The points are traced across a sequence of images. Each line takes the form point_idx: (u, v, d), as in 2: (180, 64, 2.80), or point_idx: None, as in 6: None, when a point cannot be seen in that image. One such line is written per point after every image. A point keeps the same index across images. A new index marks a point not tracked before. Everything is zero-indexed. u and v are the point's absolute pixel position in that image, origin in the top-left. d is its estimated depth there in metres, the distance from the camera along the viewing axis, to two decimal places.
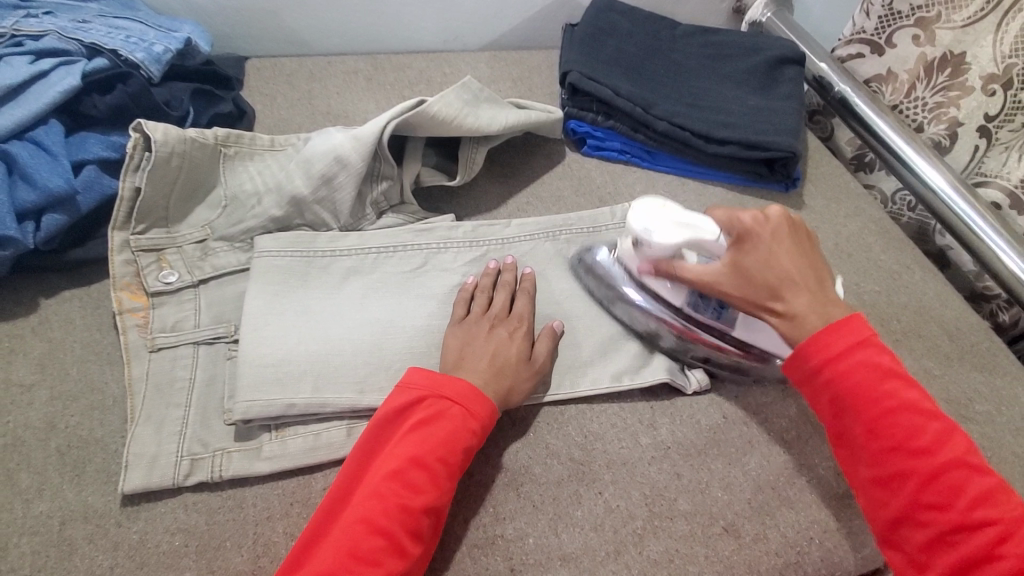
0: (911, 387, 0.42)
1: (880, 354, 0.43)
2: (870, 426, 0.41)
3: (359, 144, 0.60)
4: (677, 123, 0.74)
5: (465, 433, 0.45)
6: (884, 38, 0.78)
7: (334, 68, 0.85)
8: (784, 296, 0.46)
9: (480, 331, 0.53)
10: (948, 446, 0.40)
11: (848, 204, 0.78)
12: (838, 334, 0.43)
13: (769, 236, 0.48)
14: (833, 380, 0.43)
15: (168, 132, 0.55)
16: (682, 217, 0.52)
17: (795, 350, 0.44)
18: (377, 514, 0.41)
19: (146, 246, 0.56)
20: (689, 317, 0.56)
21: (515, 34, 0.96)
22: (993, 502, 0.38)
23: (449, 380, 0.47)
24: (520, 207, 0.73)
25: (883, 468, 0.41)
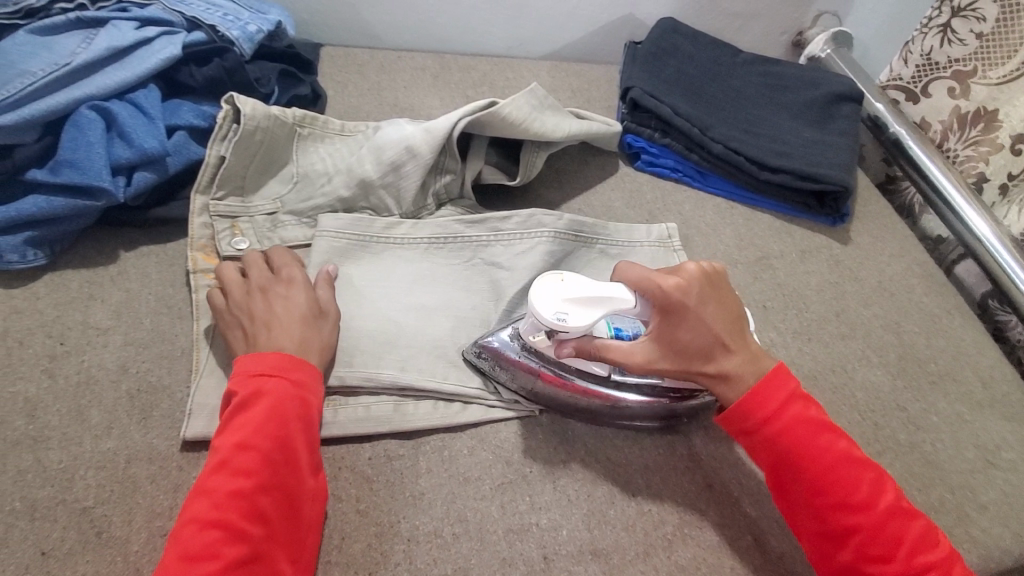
0: (841, 439, 0.46)
1: (811, 410, 0.47)
2: (814, 483, 0.44)
3: (430, 136, 0.63)
4: (732, 147, 0.76)
5: (286, 406, 0.44)
6: (919, 87, 0.84)
7: (403, 63, 0.88)
8: (723, 362, 0.48)
9: (253, 300, 0.51)
10: (880, 496, 0.44)
11: (893, 243, 0.79)
12: (773, 393, 0.46)
13: (699, 295, 0.49)
14: (777, 439, 0.46)
15: (256, 107, 0.59)
16: (583, 295, 0.47)
17: (737, 411, 0.47)
18: (207, 510, 0.39)
19: (223, 212, 0.59)
20: (619, 384, 0.52)
21: (578, 46, 0.98)
22: (923, 545, 0.43)
23: (263, 356, 0.46)
24: (572, 213, 0.74)
25: (829, 525, 0.44)
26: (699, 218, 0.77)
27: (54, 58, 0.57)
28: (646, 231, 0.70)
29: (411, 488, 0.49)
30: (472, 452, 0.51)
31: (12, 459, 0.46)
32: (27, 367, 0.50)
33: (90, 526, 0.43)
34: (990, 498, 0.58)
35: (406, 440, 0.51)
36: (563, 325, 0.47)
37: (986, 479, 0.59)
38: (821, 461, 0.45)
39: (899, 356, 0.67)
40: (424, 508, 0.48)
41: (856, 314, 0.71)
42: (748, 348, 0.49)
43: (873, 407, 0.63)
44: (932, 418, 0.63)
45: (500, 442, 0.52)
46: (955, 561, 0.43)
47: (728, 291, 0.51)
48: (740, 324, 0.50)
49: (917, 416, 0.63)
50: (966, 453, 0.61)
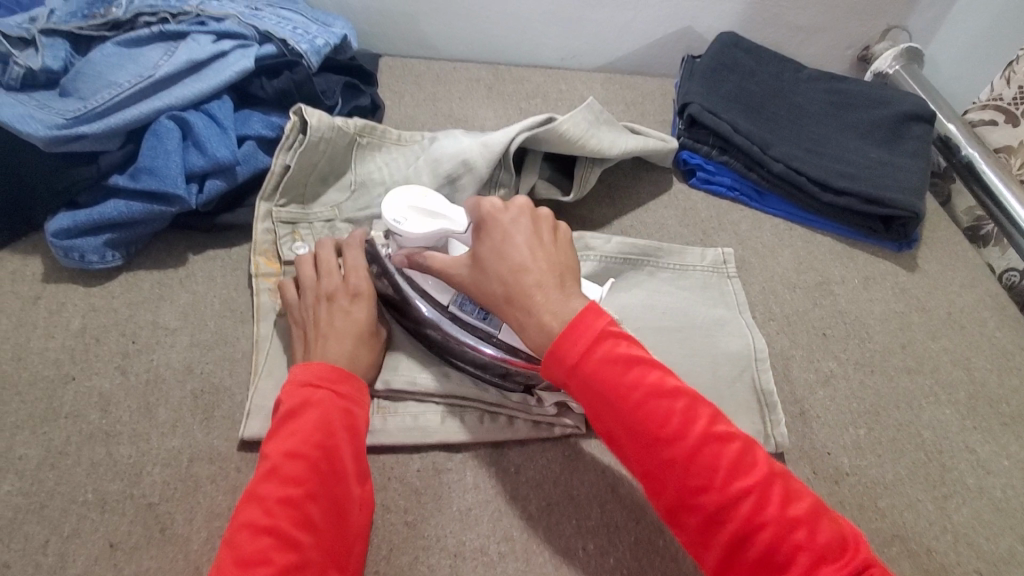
0: (655, 370, 0.42)
1: (622, 346, 0.42)
2: (629, 425, 0.41)
3: (487, 150, 0.63)
4: (794, 166, 0.74)
5: (332, 416, 0.45)
6: (1020, 109, 0.79)
7: (458, 73, 0.90)
8: (526, 295, 0.46)
9: (315, 312, 0.52)
10: (691, 424, 0.40)
11: (964, 272, 0.75)
12: (579, 333, 0.42)
13: (504, 233, 0.49)
14: (586, 383, 0.42)
15: (322, 119, 0.61)
16: (430, 209, 0.55)
17: (549, 357, 0.43)
18: (258, 516, 0.39)
19: (285, 219, 0.61)
20: (456, 317, 0.52)
21: (633, 59, 0.97)
22: (740, 468, 0.38)
23: (311, 367, 0.47)
24: (623, 229, 0.73)
25: (651, 464, 0.40)
26: (756, 239, 0.75)
27: (138, 70, 0.60)
28: (699, 254, 0.69)
29: (458, 503, 0.49)
30: (519, 470, 0.51)
31: (86, 452, 0.48)
32: (101, 364, 0.53)
33: (155, 522, 0.45)
34: None
35: (455, 453, 0.52)
36: (398, 227, 0.54)
37: None
38: (628, 399, 0.41)
39: (968, 395, 0.64)
40: (471, 524, 0.48)
41: (922, 347, 0.67)
42: (561, 288, 0.46)
43: (940, 448, 0.59)
44: (1005, 462, 0.59)
45: (548, 463, 0.52)
46: (776, 477, 0.39)
47: (562, 239, 0.50)
48: (560, 272, 0.47)
49: (988, 460, 0.59)
50: None
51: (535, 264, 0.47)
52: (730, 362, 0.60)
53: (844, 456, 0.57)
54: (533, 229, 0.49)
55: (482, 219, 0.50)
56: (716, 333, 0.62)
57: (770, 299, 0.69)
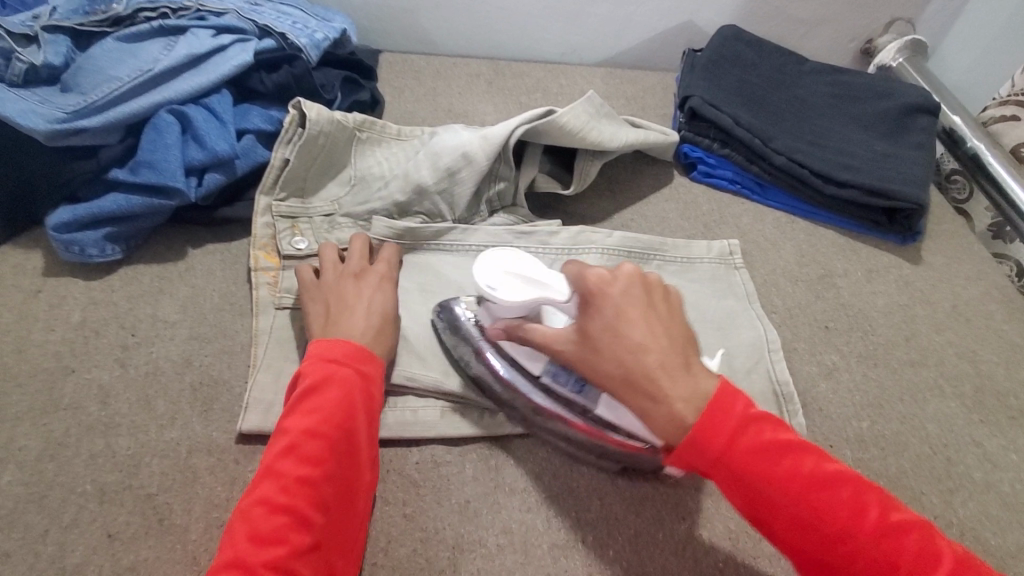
0: (805, 456, 0.40)
1: (766, 432, 0.41)
2: (790, 520, 0.39)
3: (487, 143, 0.63)
4: (796, 159, 0.73)
5: (352, 396, 0.45)
6: None
7: (458, 69, 0.90)
8: (652, 378, 0.43)
9: (340, 286, 0.53)
10: (860, 516, 0.38)
11: (970, 265, 0.74)
12: (720, 419, 0.40)
13: (620, 304, 0.45)
14: (732, 477, 0.40)
15: (321, 113, 0.61)
16: (525, 274, 0.50)
17: (685, 449, 0.41)
18: (275, 493, 0.40)
19: (284, 213, 0.61)
20: (548, 389, 0.50)
21: (634, 54, 0.97)
22: (921, 558, 0.37)
23: (331, 343, 0.47)
24: (624, 223, 0.73)
25: (822, 560, 0.38)
26: (757, 232, 0.74)
27: (139, 64, 0.60)
28: (706, 247, 0.69)
29: (457, 495, 0.49)
30: (518, 463, 0.51)
31: (86, 443, 0.48)
32: (101, 356, 0.53)
33: (153, 513, 0.45)
34: None
35: (454, 446, 0.51)
36: (492, 295, 0.50)
37: None
38: (785, 493, 0.39)
39: (975, 388, 0.63)
40: (469, 517, 0.48)
41: (927, 340, 0.66)
42: (687, 369, 0.43)
43: (945, 441, 0.59)
44: (1012, 456, 0.58)
45: (547, 455, 0.52)
46: (963, 566, 0.37)
47: (676, 308, 0.47)
48: (681, 348, 0.44)
49: (996, 453, 0.58)
50: None
51: (658, 345, 0.44)
52: (732, 355, 0.60)
53: (847, 449, 0.57)
54: (649, 298, 0.46)
55: (586, 290, 0.46)
56: (726, 327, 0.62)
57: (772, 292, 0.69)
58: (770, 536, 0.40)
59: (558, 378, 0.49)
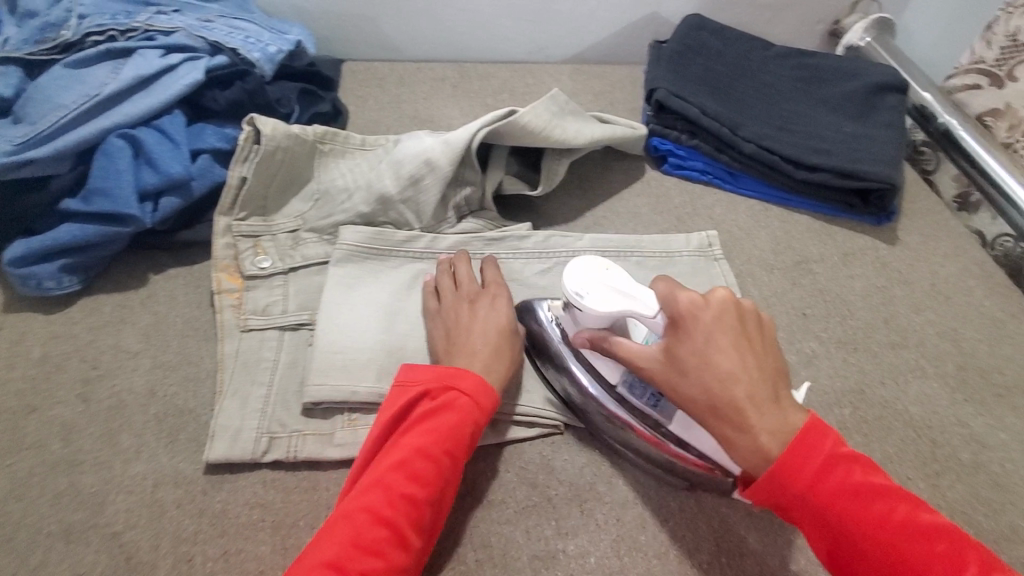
0: (901, 503, 0.39)
1: (853, 471, 0.39)
2: (877, 565, 0.38)
3: (448, 148, 0.62)
4: (765, 146, 0.73)
5: (472, 424, 0.45)
6: (1005, 70, 0.77)
7: (423, 74, 0.89)
8: (737, 414, 0.41)
9: (459, 311, 0.53)
10: (960, 574, 0.36)
11: (948, 242, 0.74)
12: (808, 458, 0.39)
13: (714, 331, 0.43)
14: (820, 517, 0.39)
15: (276, 128, 0.60)
16: (622, 287, 0.47)
17: (767, 485, 0.40)
18: (382, 503, 0.41)
19: (245, 232, 0.60)
20: (623, 400, 0.49)
21: (600, 49, 0.96)
22: None
23: (460, 372, 0.47)
24: (597, 220, 0.72)
25: None
26: (731, 221, 0.74)
27: (86, 90, 0.59)
28: (685, 240, 0.68)
29: None
30: (497, 475, 0.50)
31: (50, 483, 0.47)
32: (62, 392, 0.51)
33: (120, 551, 0.44)
34: None
35: None
36: (581, 303, 0.47)
37: None
38: (875, 536, 0.38)
39: (957, 366, 0.62)
40: (447, 534, 0.46)
41: (907, 321, 0.66)
42: (776, 404, 0.41)
43: (929, 423, 0.58)
44: (1000, 435, 0.57)
45: (525, 464, 0.51)
46: None
47: (768, 338, 0.45)
48: (770, 384, 0.42)
49: (982, 433, 0.57)
50: None
51: (748, 377, 0.41)
52: None
53: None
54: (740, 323, 0.43)
55: (676, 312, 0.44)
56: None
57: (749, 282, 0.68)
58: None
59: (634, 391, 0.48)
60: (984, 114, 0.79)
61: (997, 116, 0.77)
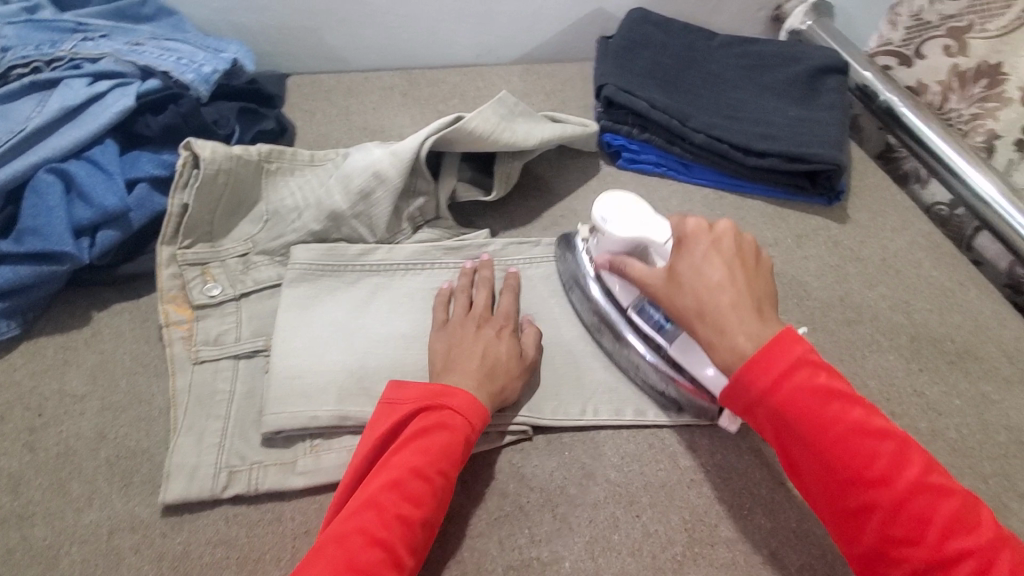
0: (857, 408, 0.41)
1: (820, 375, 0.41)
2: (826, 461, 0.40)
3: (397, 160, 0.61)
4: (715, 135, 0.73)
5: (465, 440, 0.45)
6: (911, 49, 0.81)
7: (371, 84, 0.87)
8: (720, 319, 0.45)
9: (466, 333, 0.53)
10: (904, 471, 0.38)
11: (895, 216, 0.76)
12: (775, 358, 0.41)
13: (705, 248, 0.48)
14: (779, 415, 0.41)
15: (216, 150, 0.58)
16: (643, 215, 0.52)
17: (737, 381, 0.42)
18: (376, 525, 0.40)
19: (192, 260, 0.58)
20: (633, 322, 0.54)
21: (549, 48, 0.96)
22: (960, 524, 0.37)
23: (453, 390, 0.46)
24: (555, 220, 0.72)
25: (847, 503, 0.39)
26: (687, 212, 0.75)
27: (10, 126, 0.57)
28: None
29: None
30: (467, 487, 0.49)
31: None
32: (5, 444, 0.49)
33: None
34: None
35: None
36: (604, 227, 0.53)
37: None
38: (829, 435, 0.40)
39: (911, 337, 0.64)
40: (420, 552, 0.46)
41: (861, 297, 0.67)
42: (757, 314, 0.45)
43: (888, 395, 0.59)
44: (955, 401, 0.59)
45: (495, 474, 0.50)
46: (1003, 543, 0.37)
47: (763, 271, 0.49)
48: (759, 300, 0.46)
49: (939, 400, 0.59)
50: (997, 437, 0.57)
51: (735, 289, 0.45)
52: None
53: None
54: (734, 250, 0.48)
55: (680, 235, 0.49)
56: None
57: None
58: (806, 484, 0.41)
59: (642, 314, 0.53)
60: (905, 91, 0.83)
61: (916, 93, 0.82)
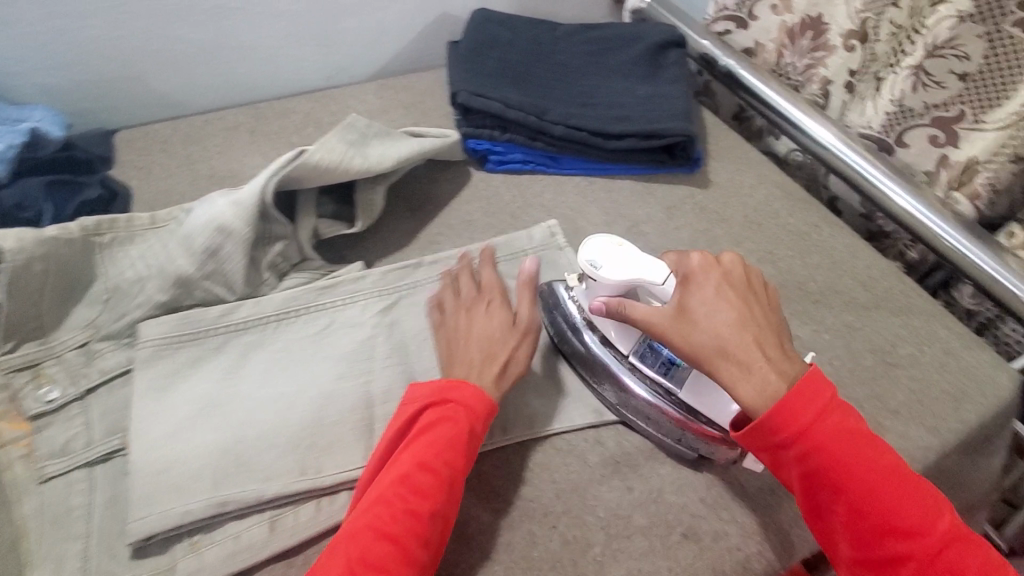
0: (885, 456, 0.43)
1: (847, 416, 0.43)
2: (855, 508, 0.42)
3: (240, 209, 0.56)
4: (573, 125, 0.74)
5: (470, 432, 0.47)
6: (745, 12, 0.84)
7: (213, 126, 0.81)
8: (741, 355, 0.45)
9: (460, 318, 0.55)
10: (932, 523, 0.41)
11: (751, 173, 0.80)
12: (807, 406, 0.43)
13: (713, 283, 0.48)
14: (811, 460, 0.42)
15: (22, 237, 0.51)
16: (633, 256, 0.51)
17: (764, 428, 0.43)
18: (386, 520, 0.42)
19: (19, 365, 0.51)
20: (636, 367, 0.52)
21: (401, 59, 0.94)
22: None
23: (455, 384, 0.48)
24: (432, 238, 0.70)
25: (875, 551, 0.42)
26: (562, 204, 0.75)
27: None
28: (527, 236, 0.67)
29: None
30: None
31: None
32: None
33: None
34: (898, 400, 0.59)
35: (292, 561, 0.46)
36: (595, 272, 0.50)
37: (889, 381, 0.61)
38: (861, 485, 0.42)
39: (779, 285, 0.68)
40: None
41: None
42: (776, 351, 0.46)
43: None
44: (825, 336, 0.64)
45: None
46: None
47: (770, 300, 0.50)
48: (773, 336, 0.47)
49: (811, 340, 0.64)
50: (864, 361, 0.62)
51: (750, 324, 0.47)
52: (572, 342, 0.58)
53: None
54: (744, 283, 0.49)
55: (688, 271, 0.49)
56: None
57: None
58: (831, 528, 0.43)
59: (646, 359, 0.52)
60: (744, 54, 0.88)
61: (754, 54, 0.87)
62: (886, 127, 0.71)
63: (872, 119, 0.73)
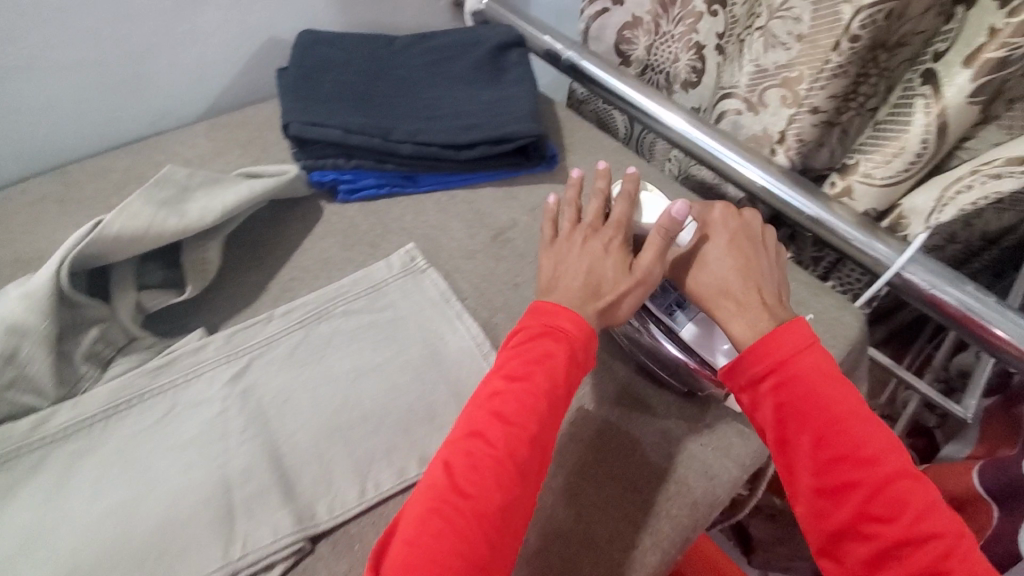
0: (854, 396, 0.47)
1: (825, 358, 0.48)
2: (818, 434, 0.46)
3: (30, 300, 0.49)
4: (421, 141, 0.72)
5: (567, 358, 0.49)
6: None
7: (13, 202, 0.70)
8: (739, 296, 0.53)
9: (574, 247, 0.57)
10: (887, 456, 0.44)
11: (607, 160, 0.82)
12: (784, 342, 0.49)
13: (725, 241, 0.57)
14: (781, 388, 0.48)
15: None
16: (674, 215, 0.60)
17: (745, 359, 0.50)
18: (482, 441, 0.45)
19: None
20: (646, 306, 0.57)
21: (232, 94, 0.86)
22: (931, 511, 0.42)
23: (559, 310, 0.51)
24: (285, 287, 0.65)
25: (831, 477, 0.45)
26: (423, 222, 0.72)
27: None
28: (386, 266, 0.63)
29: None
30: None
31: None
32: None
33: None
34: None
35: None
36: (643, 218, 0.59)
37: None
38: (827, 415, 0.46)
39: None
40: None
41: None
42: (773, 297, 0.54)
43: None
44: None
45: None
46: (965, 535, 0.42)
47: (775, 257, 0.58)
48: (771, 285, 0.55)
49: None
50: None
51: (750, 273, 0.55)
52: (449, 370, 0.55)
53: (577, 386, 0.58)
54: (750, 240, 0.58)
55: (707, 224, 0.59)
56: (434, 335, 0.58)
57: (457, 276, 0.66)
58: (792, 458, 0.47)
59: (657, 299, 0.57)
60: (623, 30, 0.88)
61: (633, 28, 0.87)
62: (752, 86, 0.72)
63: (740, 78, 0.74)
